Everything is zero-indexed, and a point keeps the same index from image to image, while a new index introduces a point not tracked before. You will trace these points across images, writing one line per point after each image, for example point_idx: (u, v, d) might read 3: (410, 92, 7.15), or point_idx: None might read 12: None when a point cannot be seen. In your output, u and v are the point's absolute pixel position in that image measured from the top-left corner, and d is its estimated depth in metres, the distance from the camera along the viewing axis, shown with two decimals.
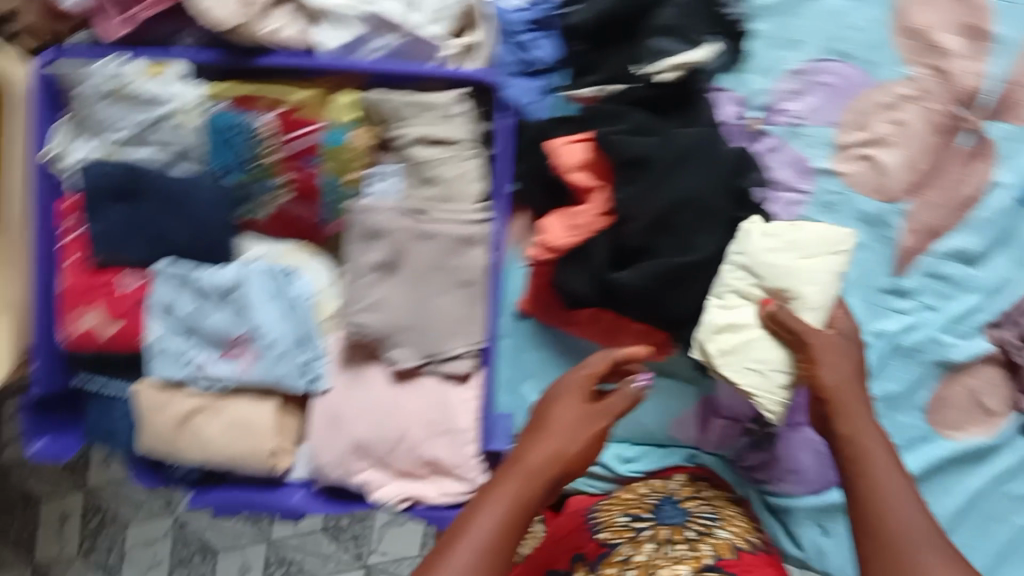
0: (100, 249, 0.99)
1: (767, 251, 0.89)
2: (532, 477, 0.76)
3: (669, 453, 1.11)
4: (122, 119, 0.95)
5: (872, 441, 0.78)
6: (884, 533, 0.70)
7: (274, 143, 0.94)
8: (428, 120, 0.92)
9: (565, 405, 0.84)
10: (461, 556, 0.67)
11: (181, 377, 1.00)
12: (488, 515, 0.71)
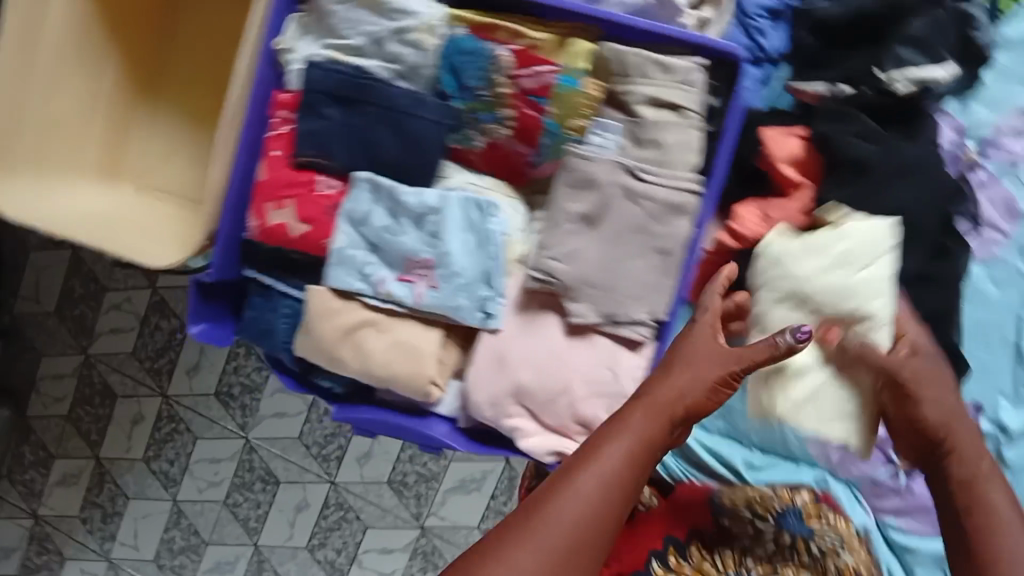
0: (308, 147, 1.01)
1: (813, 275, 0.88)
2: (660, 415, 0.75)
3: (799, 470, 1.14)
4: (361, 24, 0.97)
5: (982, 463, 0.79)
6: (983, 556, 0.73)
7: (508, 77, 0.94)
8: (664, 83, 0.92)
9: (696, 345, 0.81)
10: (589, 483, 0.68)
11: (355, 288, 1.01)
12: (615, 449, 0.72)
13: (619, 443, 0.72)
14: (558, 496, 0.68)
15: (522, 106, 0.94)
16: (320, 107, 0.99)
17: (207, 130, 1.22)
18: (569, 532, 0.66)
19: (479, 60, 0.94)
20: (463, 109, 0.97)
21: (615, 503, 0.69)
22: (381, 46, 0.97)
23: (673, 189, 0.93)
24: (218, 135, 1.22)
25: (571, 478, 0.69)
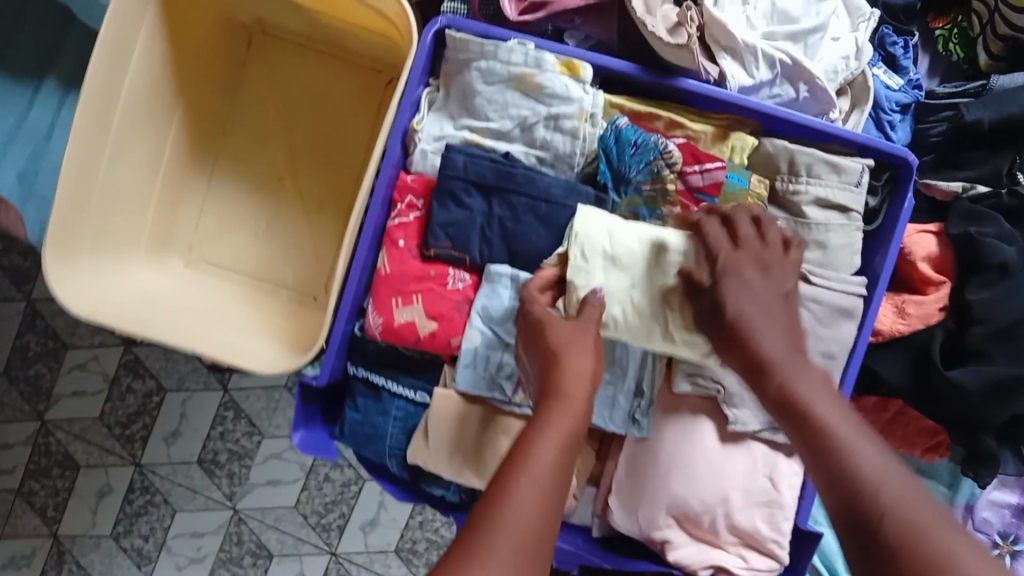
0: (442, 240, 0.91)
1: (610, 252, 0.82)
2: (571, 402, 0.68)
3: None
4: (508, 106, 0.90)
5: (826, 395, 0.66)
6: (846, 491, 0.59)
7: (677, 172, 0.88)
8: (831, 184, 0.90)
9: (572, 334, 0.75)
10: (527, 493, 0.60)
11: (485, 391, 0.91)
12: (545, 446, 0.63)
13: (546, 446, 0.63)
14: (498, 515, 0.58)
15: (688, 203, 0.89)
16: (462, 194, 0.90)
17: (277, 196, 1.07)
18: (517, 545, 0.57)
19: (648, 152, 0.87)
20: (619, 204, 0.90)
21: (553, 515, 0.60)
22: (528, 130, 0.90)
23: (844, 293, 0.90)
24: (292, 200, 1.07)
25: (509, 492, 0.60)
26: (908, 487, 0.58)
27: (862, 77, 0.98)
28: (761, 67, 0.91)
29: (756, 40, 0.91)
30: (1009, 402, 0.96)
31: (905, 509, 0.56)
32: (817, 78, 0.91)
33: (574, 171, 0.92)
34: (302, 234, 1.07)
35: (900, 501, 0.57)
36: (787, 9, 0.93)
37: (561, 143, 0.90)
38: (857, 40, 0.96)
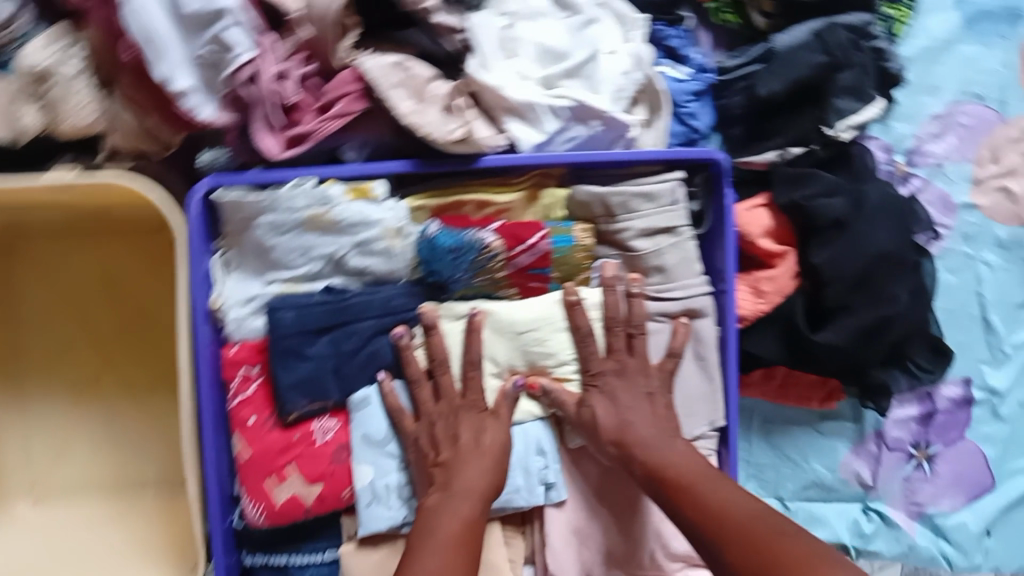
0: (298, 400, 0.84)
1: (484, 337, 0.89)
2: (471, 491, 0.82)
3: (845, 508, 1.13)
4: (309, 249, 0.84)
5: (683, 458, 0.84)
6: (738, 535, 0.75)
7: (503, 260, 0.87)
8: (651, 212, 0.89)
9: (485, 430, 0.86)
10: (427, 561, 0.76)
11: (401, 518, 0.87)
12: (445, 521, 0.79)
13: (447, 520, 0.79)
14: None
15: (525, 278, 0.89)
16: (302, 347, 0.84)
17: (101, 402, 0.96)
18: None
19: (467, 253, 0.85)
20: (455, 295, 0.90)
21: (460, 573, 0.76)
22: (340, 264, 0.85)
23: (689, 297, 0.92)
24: (119, 397, 0.97)
25: (413, 561, 0.76)
26: (738, 493, 0.80)
27: (649, 81, 0.95)
28: (547, 119, 0.88)
29: (533, 93, 0.88)
30: (877, 342, 1.00)
31: (713, 493, 0.80)
32: (605, 112, 0.89)
33: (403, 277, 0.88)
34: (143, 428, 0.97)
35: (714, 490, 0.80)
36: (553, 46, 0.90)
37: (378, 266, 0.85)
38: (633, 51, 0.93)
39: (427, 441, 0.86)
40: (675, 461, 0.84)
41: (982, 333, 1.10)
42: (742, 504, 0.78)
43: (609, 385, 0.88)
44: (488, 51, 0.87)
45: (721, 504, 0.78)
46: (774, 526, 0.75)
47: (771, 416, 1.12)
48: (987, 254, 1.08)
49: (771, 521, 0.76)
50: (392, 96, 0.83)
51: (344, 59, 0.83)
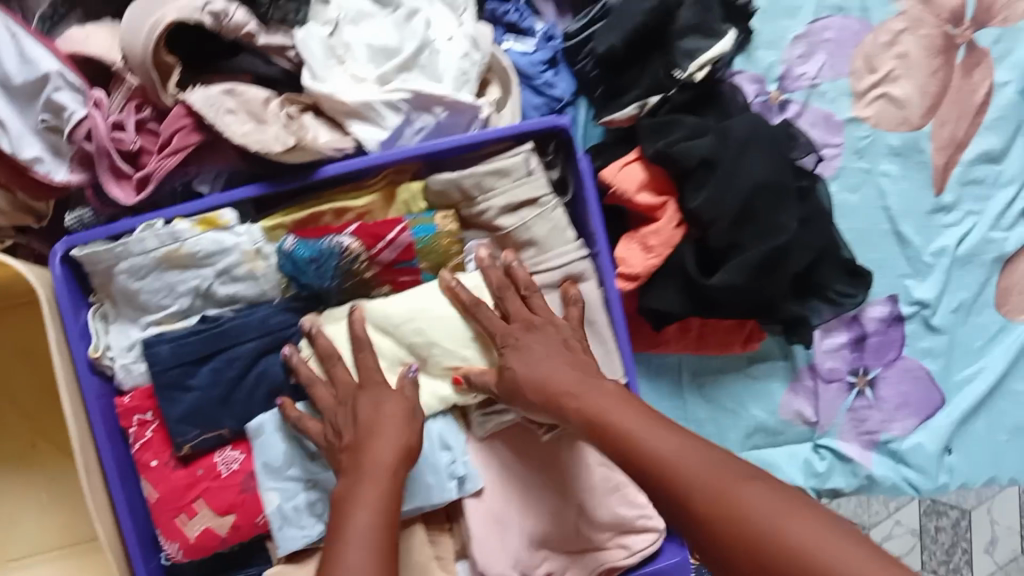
0: (190, 432, 0.83)
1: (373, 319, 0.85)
2: (382, 474, 0.73)
3: (793, 450, 1.10)
4: (174, 287, 0.83)
5: (610, 397, 0.72)
6: (681, 495, 0.62)
7: (366, 260, 0.85)
8: (507, 187, 0.88)
9: (384, 408, 0.78)
10: (356, 558, 0.65)
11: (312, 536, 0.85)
12: (361, 517, 0.69)
13: (361, 511, 0.70)
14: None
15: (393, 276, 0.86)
16: (184, 378, 0.82)
17: None
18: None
19: (330, 259, 0.83)
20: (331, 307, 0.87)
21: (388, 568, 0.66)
22: (208, 296, 0.85)
23: (569, 264, 0.89)
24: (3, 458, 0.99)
25: (333, 561, 0.65)
26: (670, 427, 0.67)
27: (494, 60, 0.96)
28: (388, 114, 0.88)
29: (368, 92, 0.88)
30: (774, 276, 0.98)
31: (641, 431, 0.67)
32: (446, 96, 0.89)
33: (275, 297, 0.86)
34: (65, 484, 1.00)
35: (643, 425, 0.68)
36: (383, 44, 0.90)
37: (246, 291, 0.85)
38: (468, 33, 0.94)
39: (333, 433, 0.80)
40: (609, 409, 0.71)
41: (898, 247, 1.08)
42: (682, 449, 0.64)
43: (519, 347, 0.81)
44: (317, 62, 0.88)
45: (651, 442, 0.66)
46: (715, 474, 0.61)
47: (699, 368, 1.10)
48: (884, 165, 1.06)
49: (720, 463, 0.62)
50: (225, 120, 0.84)
51: (173, 97, 0.85)
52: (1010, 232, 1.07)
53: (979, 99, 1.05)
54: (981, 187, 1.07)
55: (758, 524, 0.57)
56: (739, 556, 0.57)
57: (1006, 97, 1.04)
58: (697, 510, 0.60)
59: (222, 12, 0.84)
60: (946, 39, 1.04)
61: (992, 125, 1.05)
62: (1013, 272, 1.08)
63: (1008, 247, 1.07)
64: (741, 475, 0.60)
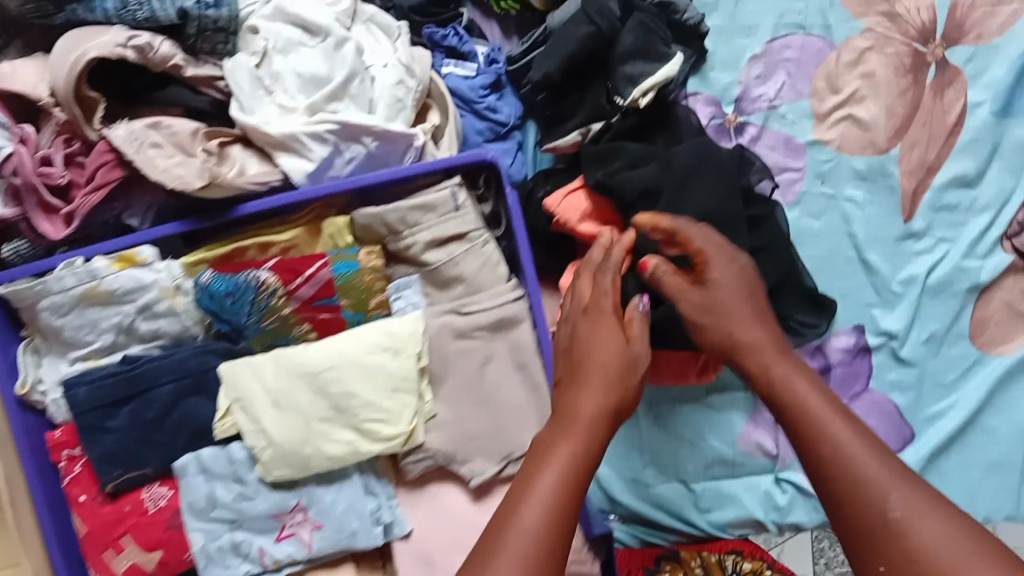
0: (113, 472, 0.85)
1: (297, 355, 0.83)
2: (586, 427, 0.65)
3: (750, 483, 1.06)
4: (97, 322, 0.84)
5: (806, 378, 0.69)
6: (857, 504, 0.58)
7: (284, 296, 0.84)
8: (432, 223, 0.86)
9: (608, 333, 0.73)
10: (535, 517, 0.57)
11: None
12: (552, 475, 0.60)
13: (558, 463, 0.61)
14: (508, 548, 0.56)
15: (314, 313, 0.85)
16: (103, 421, 0.84)
17: None
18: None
19: (246, 293, 0.83)
20: (256, 345, 0.86)
21: (569, 533, 0.58)
22: (131, 331, 0.85)
23: (499, 306, 0.87)
24: None
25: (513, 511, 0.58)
26: (858, 434, 0.62)
27: (432, 85, 0.94)
28: (313, 146, 0.86)
29: (293, 123, 0.86)
30: None
31: (830, 427, 0.63)
32: (374, 126, 0.87)
33: (198, 334, 0.87)
34: None
35: (829, 422, 0.63)
36: (312, 72, 0.88)
37: (169, 326, 0.85)
38: (402, 59, 0.91)
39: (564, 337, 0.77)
40: (798, 387, 0.68)
41: (864, 275, 1.03)
42: (868, 455, 0.60)
43: (716, 297, 0.77)
44: (245, 93, 0.87)
45: (833, 438, 0.62)
46: (903, 493, 0.57)
47: (658, 399, 1.07)
48: (849, 190, 1.01)
49: (910, 481, 0.58)
50: (147, 155, 0.83)
51: (98, 131, 0.84)
52: (986, 260, 1.00)
53: (953, 119, 0.98)
54: (955, 213, 1.01)
55: (932, 563, 0.54)
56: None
57: (980, 117, 0.98)
58: (870, 521, 0.57)
59: (147, 45, 0.83)
60: (914, 57, 0.98)
61: (965, 147, 0.99)
62: (990, 302, 1.02)
63: (982, 277, 1.00)
64: (930, 500, 0.57)
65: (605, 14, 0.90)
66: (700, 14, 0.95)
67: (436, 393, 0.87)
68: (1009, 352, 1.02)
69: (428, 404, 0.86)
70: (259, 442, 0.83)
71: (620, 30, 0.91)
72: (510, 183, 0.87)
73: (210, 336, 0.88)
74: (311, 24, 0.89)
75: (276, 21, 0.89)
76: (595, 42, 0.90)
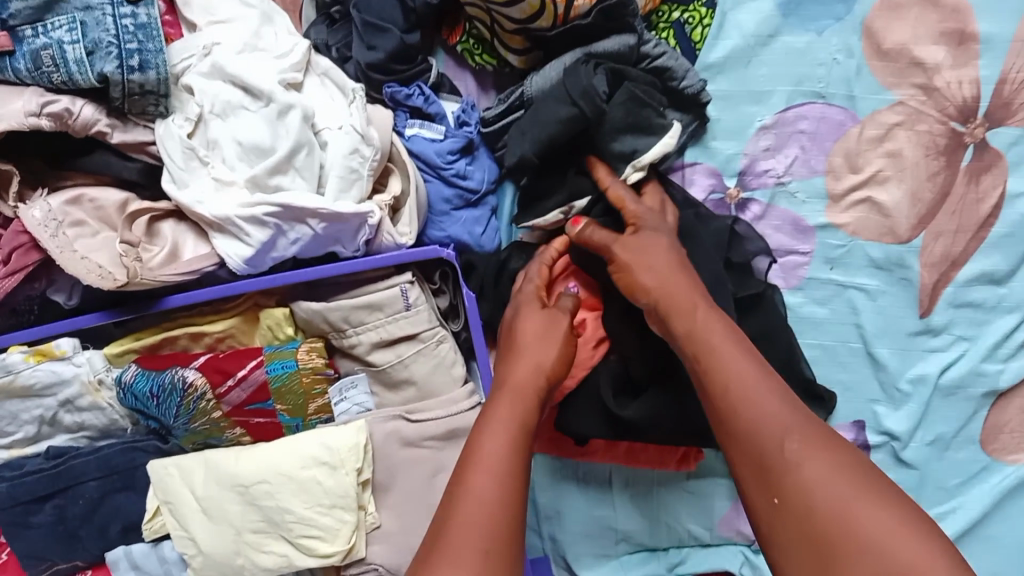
0: (39, 565, 0.80)
1: (229, 459, 0.78)
2: (523, 392, 0.66)
3: (723, 555, 0.99)
4: (17, 414, 0.78)
5: (710, 317, 0.65)
6: (749, 442, 0.55)
7: (214, 399, 0.77)
8: (379, 323, 0.77)
9: (530, 309, 0.76)
10: (486, 488, 0.55)
11: None
12: (490, 438, 0.60)
13: (492, 430, 0.61)
14: (460, 518, 0.54)
15: (247, 416, 0.78)
16: (26, 516, 0.79)
17: None
18: (487, 560, 0.51)
19: (172, 396, 0.76)
20: (186, 443, 0.80)
21: (523, 496, 0.56)
22: (55, 422, 0.79)
23: (452, 415, 0.79)
24: None
25: (462, 475, 0.57)
26: (758, 369, 0.59)
27: (391, 149, 0.83)
28: (251, 230, 0.76)
29: (229, 203, 0.76)
30: None
31: (730, 361, 0.60)
32: (321, 209, 0.76)
33: (127, 426, 0.81)
34: None
35: (723, 352, 0.61)
36: (253, 142, 0.77)
37: (94, 419, 0.79)
38: (356, 125, 0.81)
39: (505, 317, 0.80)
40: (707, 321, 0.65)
41: (870, 368, 0.91)
42: (771, 396, 0.56)
43: (632, 241, 0.74)
44: (176, 166, 0.77)
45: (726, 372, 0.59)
46: (796, 429, 0.54)
47: (632, 477, 0.99)
48: (861, 279, 0.89)
49: (806, 422, 0.54)
50: (66, 237, 0.75)
51: (13, 207, 0.75)
52: (1008, 364, 0.89)
53: (987, 209, 0.86)
54: (978, 310, 0.89)
55: (821, 505, 0.49)
56: (786, 523, 0.51)
57: (1017, 210, 0.86)
58: (759, 458, 0.54)
59: (66, 112, 0.74)
60: (950, 137, 0.86)
61: (996, 243, 0.87)
62: (1008, 408, 0.91)
63: (1002, 382, 0.89)
64: (822, 437, 0.53)
65: (589, 95, 0.77)
66: (701, 82, 0.83)
67: (380, 502, 0.80)
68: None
69: (371, 515, 0.79)
70: (188, 548, 0.78)
71: (606, 108, 0.78)
72: (466, 281, 0.80)
73: (141, 429, 0.82)
74: (252, 86, 0.78)
75: (214, 80, 0.79)
76: (577, 125, 0.78)
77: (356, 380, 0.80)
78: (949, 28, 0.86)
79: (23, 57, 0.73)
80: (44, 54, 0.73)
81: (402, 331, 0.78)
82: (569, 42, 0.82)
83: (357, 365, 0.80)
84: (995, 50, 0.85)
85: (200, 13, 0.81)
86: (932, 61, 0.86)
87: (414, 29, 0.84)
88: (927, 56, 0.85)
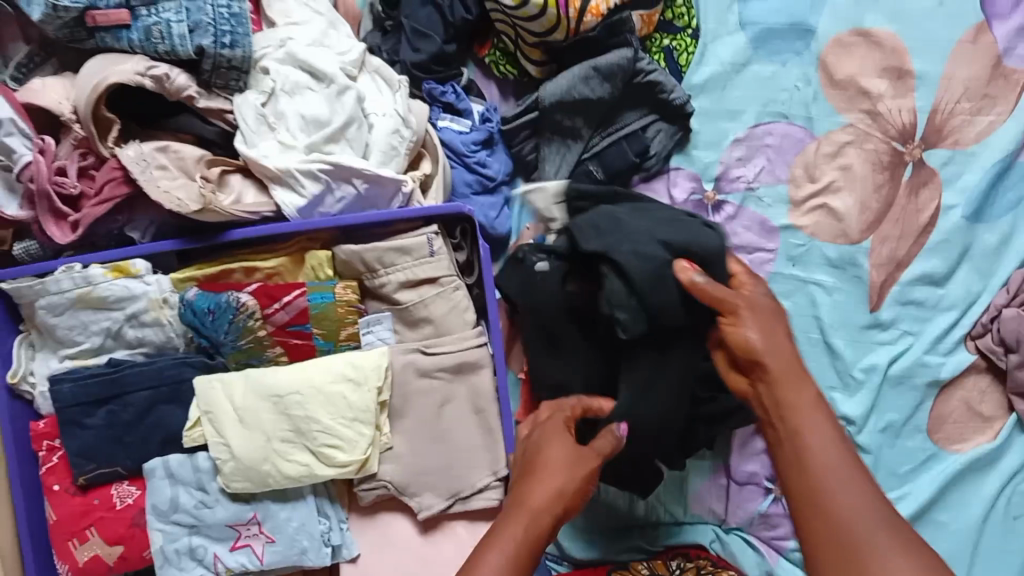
0: (84, 465, 0.90)
1: (267, 371, 0.89)
2: (535, 516, 0.67)
3: (693, 529, 1.02)
4: (88, 325, 0.90)
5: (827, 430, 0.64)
6: (828, 524, 0.60)
7: (260, 319, 0.90)
8: (407, 265, 0.91)
9: (560, 438, 0.76)
10: None
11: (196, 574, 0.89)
12: (493, 560, 0.63)
13: (494, 550, 0.64)
14: None
15: (287, 338, 0.92)
16: (80, 417, 0.89)
17: None
18: None
19: (226, 313, 0.89)
20: (229, 361, 0.93)
21: None
22: (118, 336, 0.91)
23: (461, 349, 0.92)
24: None
25: None
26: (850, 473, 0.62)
27: (427, 135, 0.99)
28: (306, 182, 0.91)
29: (291, 159, 0.91)
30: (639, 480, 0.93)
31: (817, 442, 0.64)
32: (365, 170, 0.91)
33: (180, 346, 0.93)
34: None
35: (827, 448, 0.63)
36: (314, 115, 0.94)
37: (153, 335, 0.92)
38: (399, 110, 0.97)
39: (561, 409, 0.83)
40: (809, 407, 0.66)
41: (828, 357, 1.01)
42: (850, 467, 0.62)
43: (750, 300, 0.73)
44: (249, 127, 0.93)
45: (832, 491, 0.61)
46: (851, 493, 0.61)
47: None
48: (819, 275, 1.03)
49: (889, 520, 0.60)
50: (152, 175, 0.89)
51: (110, 149, 0.90)
52: (948, 357, 1.00)
53: (925, 219, 1.02)
54: (922, 308, 1.02)
55: None
56: None
57: (951, 220, 1.02)
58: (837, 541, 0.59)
59: (164, 76, 0.90)
60: (891, 155, 1.03)
61: (935, 247, 1.01)
62: (950, 399, 1.01)
63: (943, 373, 1.00)
64: (905, 536, 0.59)
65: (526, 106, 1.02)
66: (686, 95, 1.01)
67: (394, 426, 0.92)
68: (966, 450, 0.99)
69: (384, 436, 0.91)
70: (221, 454, 0.88)
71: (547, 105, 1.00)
72: (483, 239, 0.94)
73: (190, 350, 0.94)
74: (318, 70, 0.95)
75: (286, 65, 0.96)
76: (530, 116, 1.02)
77: (381, 315, 0.94)
78: (890, 65, 1.05)
79: (136, 30, 0.91)
80: (154, 28, 0.90)
81: (425, 274, 0.92)
82: (578, 53, 1.01)
83: (387, 304, 0.94)
84: (927, 85, 1.04)
85: (279, 17, 0.99)
86: (876, 91, 1.04)
87: (452, 41, 1.02)
88: (872, 87, 1.04)
